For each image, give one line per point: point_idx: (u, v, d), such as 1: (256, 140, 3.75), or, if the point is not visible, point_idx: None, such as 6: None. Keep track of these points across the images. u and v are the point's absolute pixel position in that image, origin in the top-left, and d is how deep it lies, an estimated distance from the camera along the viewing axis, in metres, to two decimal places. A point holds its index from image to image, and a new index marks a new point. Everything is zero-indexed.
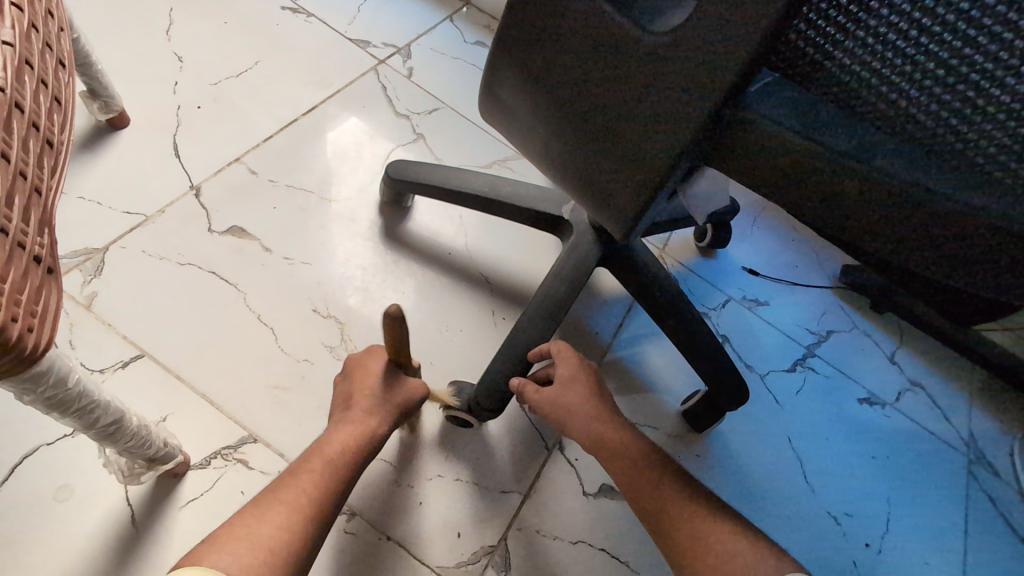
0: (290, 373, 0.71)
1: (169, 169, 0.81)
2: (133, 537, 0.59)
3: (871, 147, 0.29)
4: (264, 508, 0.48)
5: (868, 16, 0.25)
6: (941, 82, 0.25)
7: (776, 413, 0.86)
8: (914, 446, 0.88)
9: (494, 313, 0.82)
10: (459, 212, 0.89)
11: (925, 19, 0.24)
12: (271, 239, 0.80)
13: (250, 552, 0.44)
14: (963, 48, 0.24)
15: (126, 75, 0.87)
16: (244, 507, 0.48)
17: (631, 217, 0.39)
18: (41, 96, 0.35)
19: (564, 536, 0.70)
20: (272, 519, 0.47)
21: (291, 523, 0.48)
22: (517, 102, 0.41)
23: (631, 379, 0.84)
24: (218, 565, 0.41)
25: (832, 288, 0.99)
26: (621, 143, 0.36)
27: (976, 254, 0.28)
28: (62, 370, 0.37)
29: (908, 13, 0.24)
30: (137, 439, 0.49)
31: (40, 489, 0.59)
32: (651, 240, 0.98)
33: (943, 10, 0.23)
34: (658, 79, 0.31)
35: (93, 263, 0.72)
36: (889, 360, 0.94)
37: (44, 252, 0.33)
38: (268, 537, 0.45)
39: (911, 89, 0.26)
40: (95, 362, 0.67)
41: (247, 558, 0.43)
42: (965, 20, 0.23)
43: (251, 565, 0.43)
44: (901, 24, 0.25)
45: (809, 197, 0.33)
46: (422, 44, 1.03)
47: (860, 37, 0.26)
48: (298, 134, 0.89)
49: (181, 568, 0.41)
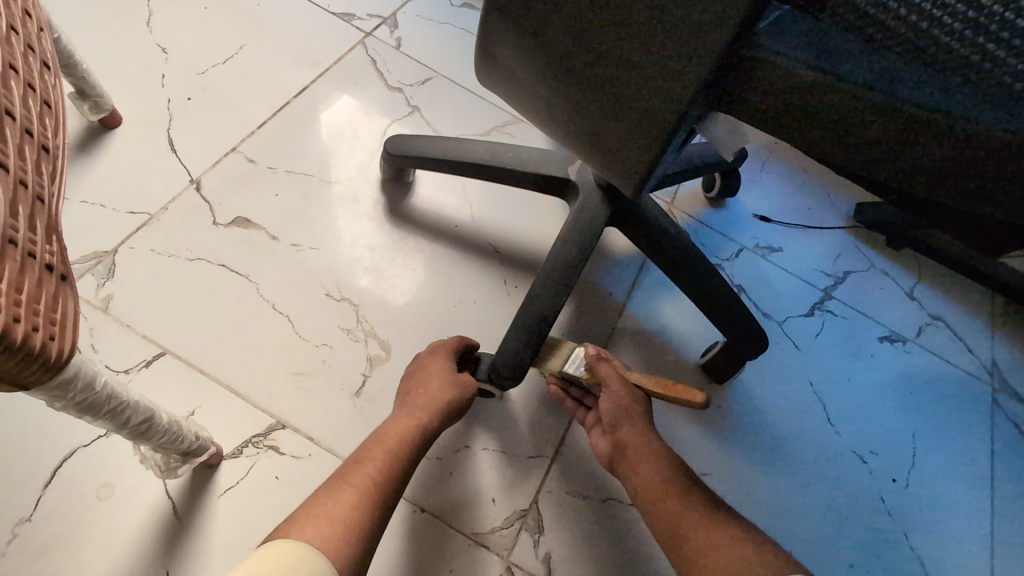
0: (310, 359, 0.72)
1: (167, 165, 0.80)
2: (177, 527, 0.61)
3: (894, 76, 0.27)
4: (334, 490, 0.52)
5: None
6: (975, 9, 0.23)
7: (795, 358, 0.86)
8: (938, 379, 0.87)
9: (506, 282, 0.81)
10: (461, 183, 0.87)
11: None
12: (276, 227, 0.79)
13: (329, 526, 0.48)
14: None
15: (112, 72, 0.85)
16: (318, 492, 0.52)
17: (643, 171, 0.38)
18: (30, 100, 0.34)
19: (594, 496, 0.72)
20: (337, 498, 0.51)
21: (359, 505, 0.51)
22: (515, 63, 0.39)
23: (648, 337, 0.84)
24: (304, 539, 0.46)
25: (846, 228, 0.97)
26: (628, 93, 0.34)
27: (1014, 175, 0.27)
28: (88, 375, 0.37)
29: None
30: (170, 434, 0.50)
31: (82, 490, 0.61)
32: (659, 195, 0.96)
33: None
34: (664, 23, 0.30)
35: (104, 265, 0.72)
36: (908, 296, 0.93)
37: (55, 259, 0.33)
38: (340, 516, 0.50)
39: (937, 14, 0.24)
40: (119, 363, 0.68)
41: (327, 531, 0.48)
42: None
43: (330, 539, 0.47)
44: None
45: (830, 134, 0.31)
46: (408, 12, 1.00)
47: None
48: (292, 117, 0.87)
49: (274, 540, 0.46)
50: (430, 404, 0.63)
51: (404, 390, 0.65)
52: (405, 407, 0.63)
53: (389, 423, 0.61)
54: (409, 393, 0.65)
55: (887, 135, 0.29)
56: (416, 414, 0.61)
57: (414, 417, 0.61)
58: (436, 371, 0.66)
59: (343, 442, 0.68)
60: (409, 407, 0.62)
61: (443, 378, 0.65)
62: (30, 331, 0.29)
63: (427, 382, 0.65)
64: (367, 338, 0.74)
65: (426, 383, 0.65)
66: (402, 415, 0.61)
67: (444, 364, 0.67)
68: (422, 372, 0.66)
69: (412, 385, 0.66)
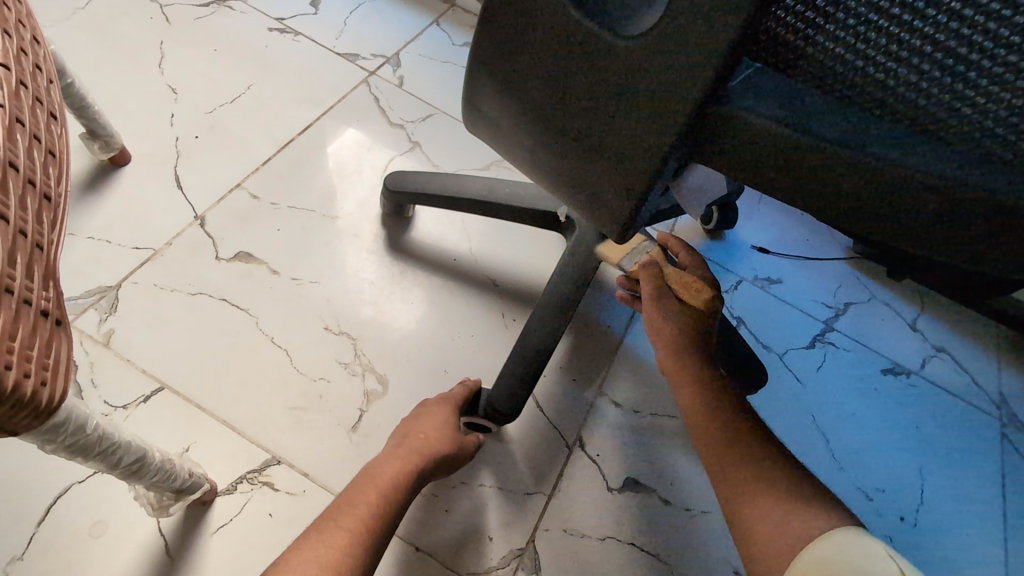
0: (307, 394, 0.72)
1: (173, 201, 0.82)
2: (168, 566, 0.61)
3: (860, 137, 0.28)
4: (325, 534, 0.52)
5: (841, 12, 0.25)
6: (955, 74, 0.24)
7: (797, 390, 0.85)
8: (943, 412, 0.86)
9: (504, 315, 0.82)
10: (461, 217, 0.88)
11: (908, 15, 0.23)
12: (277, 261, 0.80)
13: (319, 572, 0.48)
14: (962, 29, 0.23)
15: (122, 112, 0.88)
16: (309, 533, 0.52)
17: (624, 219, 0.39)
18: (35, 152, 0.35)
19: (592, 534, 0.71)
20: (331, 543, 0.51)
21: (351, 552, 0.51)
22: (497, 112, 0.40)
23: (648, 372, 0.81)
24: None
25: (846, 259, 0.97)
26: (609, 150, 0.35)
27: (1000, 231, 0.27)
28: (79, 418, 0.37)
29: (885, 10, 0.24)
30: (162, 473, 0.50)
31: (75, 528, 0.61)
32: (657, 227, 0.97)
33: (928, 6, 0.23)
34: (640, 82, 0.31)
35: (107, 301, 0.73)
36: (911, 327, 0.92)
37: (51, 305, 0.33)
38: (330, 563, 0.49)
39: (909, 77, 0.25)
40: (117, 398, 0.68)
41: None
42: (950, 12, 0.23)
43: None
44: (879, 18, 0.24)
45: (804, 192, 0.32)
46: (411, 51, 1.03)
47: (862, 11, 0.24)
48: (296, 153, 0.90)
49: None
50: (424, 449, 0.62)
51: (403, 430, 0.65)
52: (399, 449, 0.62)
53: (382, 464, 0.60)
54: (403, 438, 0.64)
55: (861, 192, 0.30)
56: (410, 458, 0.61)
57: (409, 462, 0.60)
58: (436, 418, 0.65)
59: (339, 479, 0.68)
60: (405, 449, 0.62)
61: (441, 426, 0.65)
62: (21, 378, 0.30)
63: (423, 429, 0.64)
64: (365, 372, 0.75)
65: (423, 431, 0.64)
66: (397, 457, 0.61)
67: (446, 412, 0.66)
68: (427, 416, 0.66)
69: (412, 427, 0.65)
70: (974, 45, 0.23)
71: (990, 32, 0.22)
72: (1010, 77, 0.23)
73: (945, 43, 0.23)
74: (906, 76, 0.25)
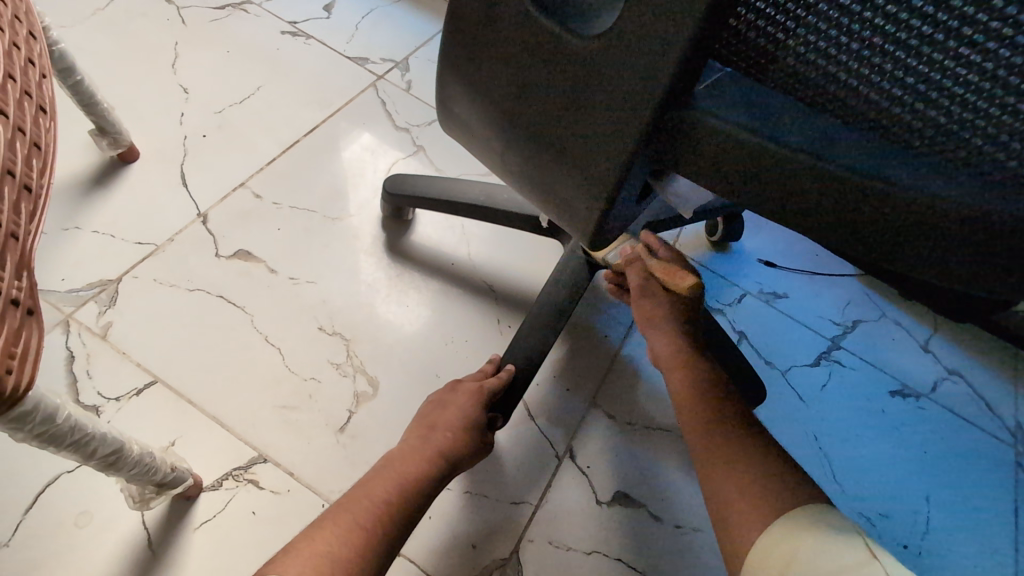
0: (297, 393, 0.72)
1: (178, 198, 0.83)
2: (150, 559, 0.61)
3: (829, 140, 0.28)
4: (334, 527, 0.51)
5: (810, 17, 0.25)
6: (928, 80, 0.24)
7: (799, 409, 0.83)
8: (954, 438, 0.83)
9: (499, 321, 0.81)
10: (461, 222, 0.88)
11: (880, 20, 0.23)
12: (275, 260, 0.81)
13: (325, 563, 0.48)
14: (935, 33, 0.22)
15: (133, 110, 0.90)
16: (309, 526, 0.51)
17: (592, 228, 0.38)
18: (18, 144, 0.36)
19: (578, 548, 0.69)
20: (344, 537, 0.50)
21: (357, 545, 0.50)
22: (471, 115, 0.39)
23: (644, 384, 0.80)
24: None
25: (856, 275, 0.95)
26: (573, 157, 0.35)
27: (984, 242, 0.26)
28: (49, 408, 0.38)
29: (858, 14, 0.23)
30: (141, 466, 0.50)
31: (62, 517, 0.61)
32: (660, 238, 0.96)
33: (899, 11, 0.22)
34: (600, 87, 0.31)
35: (107, 294, 0.75)
36: (922, 348, 0.89)
37: (23, 294, 0.34)
38: (335, 556, 0.48)
39: (885, 84, 0.25)
40: (111, 390, 0.69)
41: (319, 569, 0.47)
42: (920, 16, 0.22)
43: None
44: (849, 23, 0.24)
45: (778, 203, 0.31)
46: (420, 56, 1.04)
47: (834, 16, 0.24)
48: (301, 154, 0.90)
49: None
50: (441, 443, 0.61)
51: (427, 421, 0.64)
52: (421, 441, 0.61)
53: (401, 456, 0.59)
54: (427, 429, 0.63)
55: (834, 203, 0.29)
56: (429, 452, 0.60)
57: (427, 456, 0.59)
58: (460, 411, 0.64)
59: (324, 479, 0.68)
60: (425, 442, 0.61)
61: (463, 419, 0.63)
62: None
63: (446, 423, 0.63)
64: (356, 374, 0.74)
65: (445, 425, 0.63)
66: (416, 450, 0.60)
67: (472, 405, 0.65)
68: (450, 408, 0.65)
69: (436, 419, 0.64)
70: (950, 53, 0.23)
71: (963, 36, 0.22)
72: (983, 82, 0.23)
73: (921, 51, 0.23)
74: (881, 84, 0.25)
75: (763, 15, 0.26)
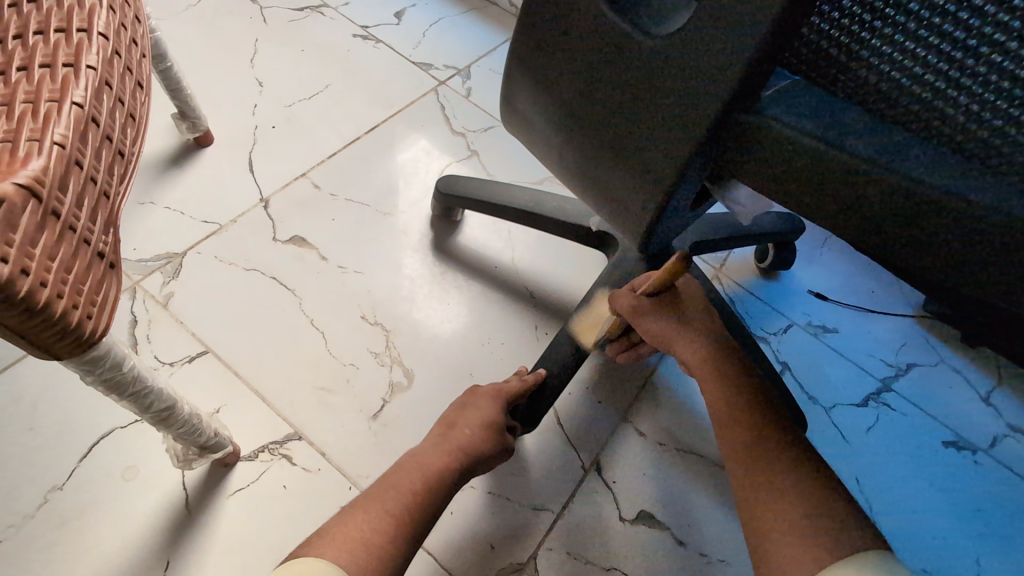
0: (336, 376, 0.75)
1: (244, 182, 0.88)
2: (186, 519, 0.64)
3: (901, 153, 0.27)
4: (362, 514, 0.52)
5: (885, 25, 0.25)
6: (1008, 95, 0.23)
7: (841, 448, 0.80)
8: (1012, 500, 0.77)
9: (536, 327, 0.82)
10: (508, 227, 0.89)
11: (958, 32, 0.23)
12: (327, 247, 0.84)
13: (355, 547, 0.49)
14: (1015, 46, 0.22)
15: (212, 99, 0.96)
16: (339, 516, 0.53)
17: (647, 227, 0.39)
18: (118, 113, 0.39)
19: (598, 562, 0.68)
20: (374, 524, 0.51)
21: (386, 536, 0.51)
22: (534, 113, 0.41)
23: (678, 406, 0.78)
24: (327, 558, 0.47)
25: (913, 316, 0.90)
26: (635, 156, 0.36)
27: None
28: (118, 356, 0.41)
29: (934, 26, 0.23)
30: (188, 426, 0.53)
31: (111, 469, 0.65)
32: (706, 259, 0.94)
33: (979, 23, 0.22)
34: (668, 85, 0.31)
35: (172, 266, 0.80)
36: (983, 400, 0.84)
37: (107, 248, 0.37)
38: (362, 542, 0.49)
39: (961, 97, 0.24)
40: (166, 355, 0.73)
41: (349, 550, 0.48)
42: (1002, 29, 0.22)
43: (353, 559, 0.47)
44: (923, 33, 0.24)
45: (837, 215, 0.31)
46: (482, 65, 1.07)
47: (909, 27, 0.24)
48: (361, 150, 0.94)
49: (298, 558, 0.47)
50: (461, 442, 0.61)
51: (445, 420, 0.64)
52: (439, 439, 0.62)
53: (419, 453, 0.60)
54: (445, 428, 0.63)
55: (895, 217, 0.28)
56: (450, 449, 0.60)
57: (445, 454, 0.60)
58: (477, 413, 0.64)
59: (353, 462, 0.69)
60: (442, 442, 0.61)
61: (481, 421, 0.63)
62: (70, 307, 0.33)
63: (464, 424, 0.63)
64: (393, 364, 0.76)
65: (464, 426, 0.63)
66: (435, 448, 0.60)
67: (489, 408, 0.65)
68: (470, 409, 0.65)
69: (454, 418, 0.64)
70: None
71: None
72: None
73: (1004, 64, 0.23)
74: (958, 98, 0.24)
75: (837, 22, 0.26)
